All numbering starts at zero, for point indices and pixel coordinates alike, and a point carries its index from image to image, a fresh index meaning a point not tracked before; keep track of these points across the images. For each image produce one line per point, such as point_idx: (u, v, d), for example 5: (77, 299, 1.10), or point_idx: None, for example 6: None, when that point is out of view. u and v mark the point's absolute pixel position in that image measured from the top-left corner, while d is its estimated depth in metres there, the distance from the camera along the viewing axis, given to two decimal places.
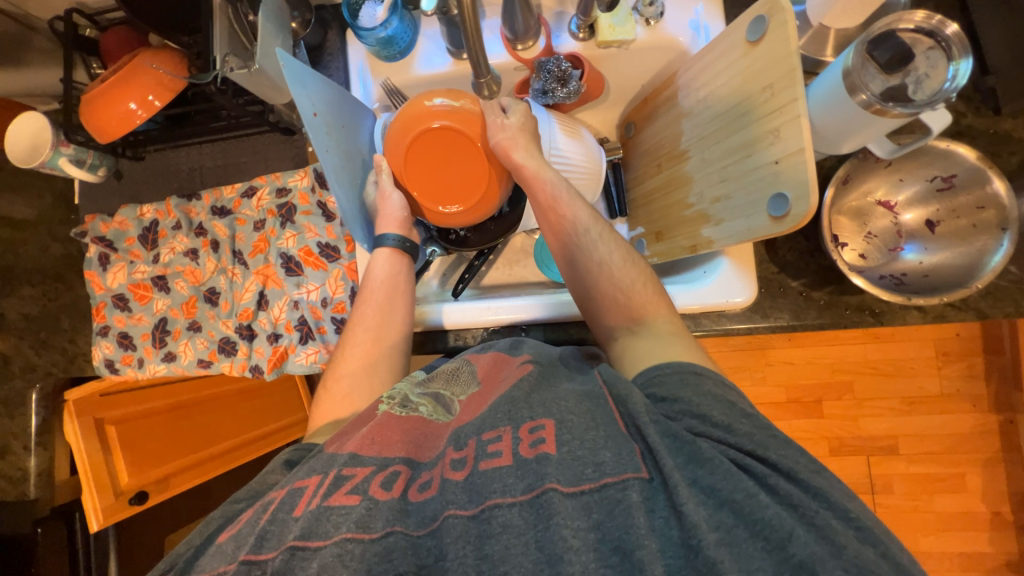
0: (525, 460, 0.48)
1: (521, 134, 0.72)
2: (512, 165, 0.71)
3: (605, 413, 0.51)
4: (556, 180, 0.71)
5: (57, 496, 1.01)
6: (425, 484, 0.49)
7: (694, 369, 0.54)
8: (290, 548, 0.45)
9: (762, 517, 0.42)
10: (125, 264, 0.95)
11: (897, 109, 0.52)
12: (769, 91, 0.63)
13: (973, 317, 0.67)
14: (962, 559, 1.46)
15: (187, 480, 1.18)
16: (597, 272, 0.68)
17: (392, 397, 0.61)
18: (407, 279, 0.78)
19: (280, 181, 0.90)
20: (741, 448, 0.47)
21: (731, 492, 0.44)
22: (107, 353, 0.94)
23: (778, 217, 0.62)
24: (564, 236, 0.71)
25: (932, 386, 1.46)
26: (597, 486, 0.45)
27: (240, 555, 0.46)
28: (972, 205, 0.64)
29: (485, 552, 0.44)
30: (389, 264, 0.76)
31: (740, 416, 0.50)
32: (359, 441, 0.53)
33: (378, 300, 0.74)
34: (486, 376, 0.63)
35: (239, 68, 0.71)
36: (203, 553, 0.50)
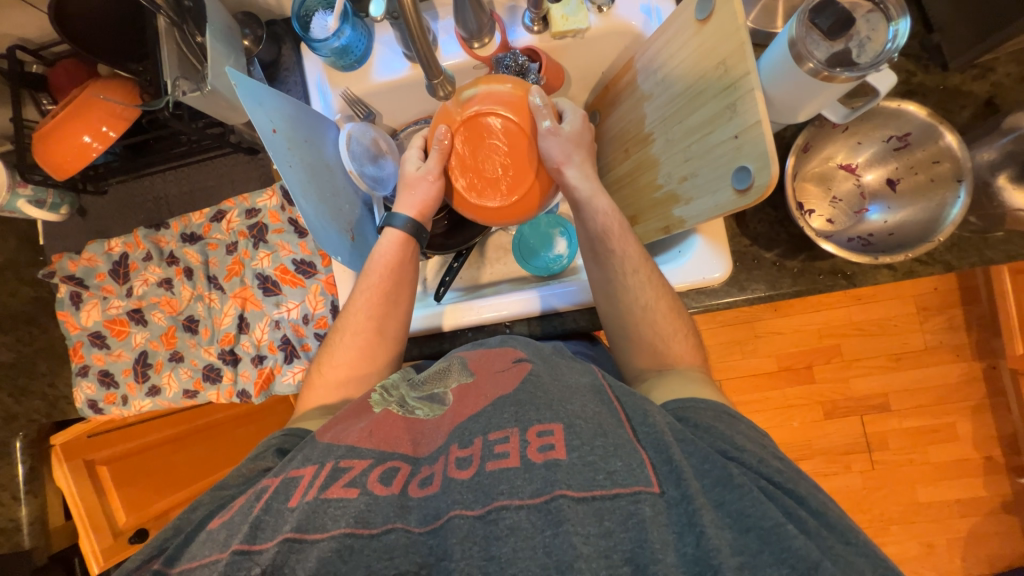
0: (535, 464, 0.48)
1: (575, 153, 0.75)
2: (564, 183, 0.75)
3: (611, 416, 0.53)
4: (610, 211, 0.72)
5: (53, 542, 1.00)
6: (426, 480, 0.49)
7: (728, 411, 0.56)
8: (286, 539, 0.44)
9: (790, 547, 0.42)
10: (97, 301, 0.93)
11: (845, 74, 0.53)
12: (723, 67, 0.63)
13: (940, 270, 0.69)
14: (961, 506, 1.49)
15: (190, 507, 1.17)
16: (640, 316, 0.68)
17: (389, 395, 0.62)
18: (410, 263, 0.75)
19: (248, 203, 0.89)
20: (771, 478, 0.48)
21: (759, 518, 0.44)
22: (90, 394, 0.92)
23: (743, 190, 0.63)
24: (608, 269, 0.71)
25: (916, 341, 1.49)
26: (609, 494, 0.45)
27: (234, 544, 0.46)
28: (928, 160, 0.65)
29: (491, 553, 0.43)
30: (396, 248, 0.74)
31: (772, 455, 0.51)
32: (355, 434, 0.54)
33: (381, 289, 0.71)
34: (478, 367, 0.63)
35: (191, 91, 0.70)
36: (195, 538, 0.50)
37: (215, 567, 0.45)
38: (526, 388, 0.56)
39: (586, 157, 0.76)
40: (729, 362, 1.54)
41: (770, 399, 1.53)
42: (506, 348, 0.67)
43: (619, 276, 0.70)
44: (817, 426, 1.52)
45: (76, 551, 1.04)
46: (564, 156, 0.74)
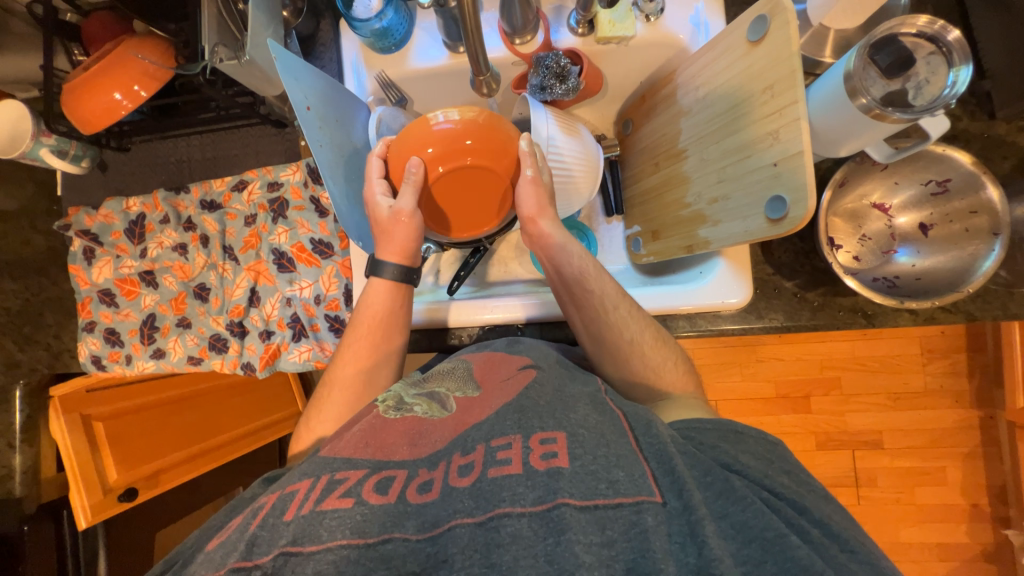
0: (536, 471, 0.47)
1: (547, 201, 0.72)
2: (537, 233, 0.72)
3: (615, 426, 0.53)
4: (582, 254, 0.72)
5: (43, 493, 0.99)
6: (425, 485, 0.49)
7: (735, 428, 0.56)
8: (283, 553, 0.44)
9: (793, 556, 0.42)
10: (110, 258, 0.92)
11: (897, 115, 0.52)
12: (769, 93, 0.62)
13: (962, 319, 0.68)
14: (942, 550, 1.50)
15: (182, 475, 1.16)
16: (629, 352, 0.69)
17: (387, 399, 0.63)
18: (403, 310, 0.74)
19: (271, 175, 0.88)
20: (773, 490, 0.49)
21: (762, 529, 0.44)
22: (94, 349, 0.92)
23: (776, 220, 0.62)
24: (589, 310, 0.70)
25: (917, 383, 1.49)
26: (612, 503, 0.45)
27: (228, 563, 0.44)
28: (965, 210, 0.64)
29: (492, 561, 0.43)
30: (387, 297, 0.72)
31: (779, 471, 0.52)
32: (350, 447, 0.54)
33: (369, 339, 0.71)
34: (484, 380, 0.64)
35: (228, 58, 0.68)
36: (192, 561, 0.48)
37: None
38: (527, 395, 0.57)
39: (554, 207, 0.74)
40: (728, 383, 1.53)
41: (765, 425, 1.53)
42: (512, 355, 0.68)
43: (600, 319, 0.69)
44: (809, 456, 1.52)
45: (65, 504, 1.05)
46: (536, 207, 0.71)
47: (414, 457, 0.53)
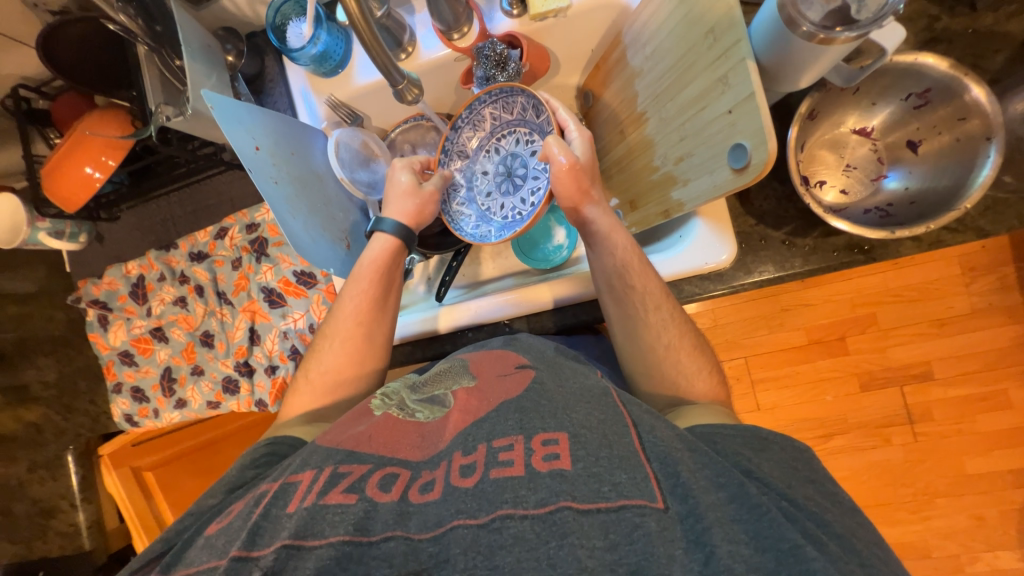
0: (540, 473, 0.47)
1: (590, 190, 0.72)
2: (582, 222, 0.73)
3: (617, 424, 0.52)
4: (629, 245, 0.70)
5: (111, 543, 1.09)
6: (427, 485, 0.50)
7: (762, 435, 0.54)
8: (284, 547, 0.45)
9: (812, 569, 0.41)
10: (122, 321, 0.98)
11: (845, 35, 0.47)
12: (712, 37, 0.59)
13: (973, 238, 0.62)
14: (1014, 477, 1.40)
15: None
16: (664, 356, 0.67)
17: (389, 398, 0.63)
18: (399, 269, 0.76)
19: (248, 218, 0.91)
20: (794, 501, 0.48)
21: (777, 540, 0.43)
22: (125, 408, 0.98)
23: (740, 169, 0.58)
24: (629, 308, 0.69)
25: (961, 305, 1.39)
26: (614, 506, 0.45)
27: (231, 551, 0.46)
28: (952, 117, 0.58)
29: (495, 562, 0.43)
30: (384, 249, 0.74)
31: (802, 480, 0.51)
32: (354, 439, 0.55)
33: (369, 294, 0.72)
34: (480, 371, 0.65)
35: (174, 116, 0.71)
36: (190, 546, 0.50)
37: (214, 573, 0.45)
38: (530, 395, 0.56)
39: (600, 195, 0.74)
40: (753, 338, 1.48)
41: (800, 373, 1.47)
42: (508, 353, 0.68)
43: (641, 315, 0.68)
44: (851, 400, 1.45)
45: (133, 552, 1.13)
46: (580, 196, 0.71)
47: (420, 459, 0.53)
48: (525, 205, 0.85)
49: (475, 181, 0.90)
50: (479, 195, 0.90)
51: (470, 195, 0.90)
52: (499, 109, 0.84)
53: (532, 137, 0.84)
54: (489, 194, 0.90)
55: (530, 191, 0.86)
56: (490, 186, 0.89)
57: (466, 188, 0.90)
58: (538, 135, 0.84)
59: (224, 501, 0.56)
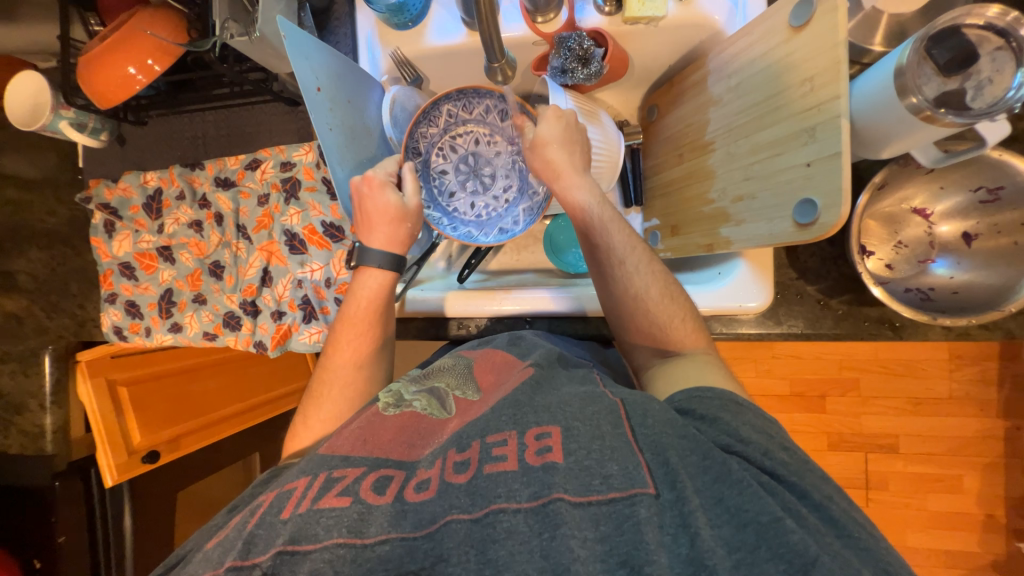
0: (531, 467, 0.46)
1: (565, 141, 0.71)
2: (547, 172, 0.72)
3: (611, 415, 0.51)
4: (591, 197, 0.69)
5: (73, 451, 1.06)
6: (423, 484, 0.47)
7: (736, 399, 0.55)
8: (279, 553, 0.42)
9: (787, 541, 0.40)
10: (130, 232, 0.94)
11: (949, 118, 0.47)
12: (808, 85, 0.57)
13: (1000, 337, 0.64)
14: (948, 556, 1.47)
15: (230, 423, 1.29)
16: (633, 307, 0.66)
17: (388, 394, 0.60)
18: (391, 307, 0.73)
19: (284, 155, 0.88)
20: (773, 472, 0.47)
21: (757, 513, 0.42)
22: (115, 320, 0.95)
23: (804, 225, 0.58)
24: (597, 259, 0.69)
25: (941, 389, 1.43)
26: (605, 498, 0.44)
27: (226, 561, 0.43)
28: (1017, 223, 0.59)
29: (488, 557, 0.42)
30: (378, 285, 0.71)
31: (779, 446, 0.50)
32: (349, 444, 0.52)
33: (368, 334, 0.69)
34: (485, 385, 0.61)
35: (239, 34, 0.67)
36: (190, 561, 0.48)
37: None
38: (519, 390, 0.56)
39: (578, 152, 0.72)
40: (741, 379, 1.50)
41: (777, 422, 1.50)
42: (509, 356, 0.67)
43: (607, 270, 0.68)
44: (819, 456, 1.49)
45: (93, 463, 1.10)
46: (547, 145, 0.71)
47: (418, 460, 0.51)
48: (500, 203, 0.87)
49: (438, 180, 0.85)
50: (443, 196, 0.86)
51: (433, 196, 0.85)
52: (458, 106, 0.82)
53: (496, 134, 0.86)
54: (451, 195, 0.87)
55: (501, 188, 0.88)
56: (455, 185, 0.86)
57: (427, 189, 0.84)
58: (500, 136, 0.86)
59: (226, 520, 0.54)
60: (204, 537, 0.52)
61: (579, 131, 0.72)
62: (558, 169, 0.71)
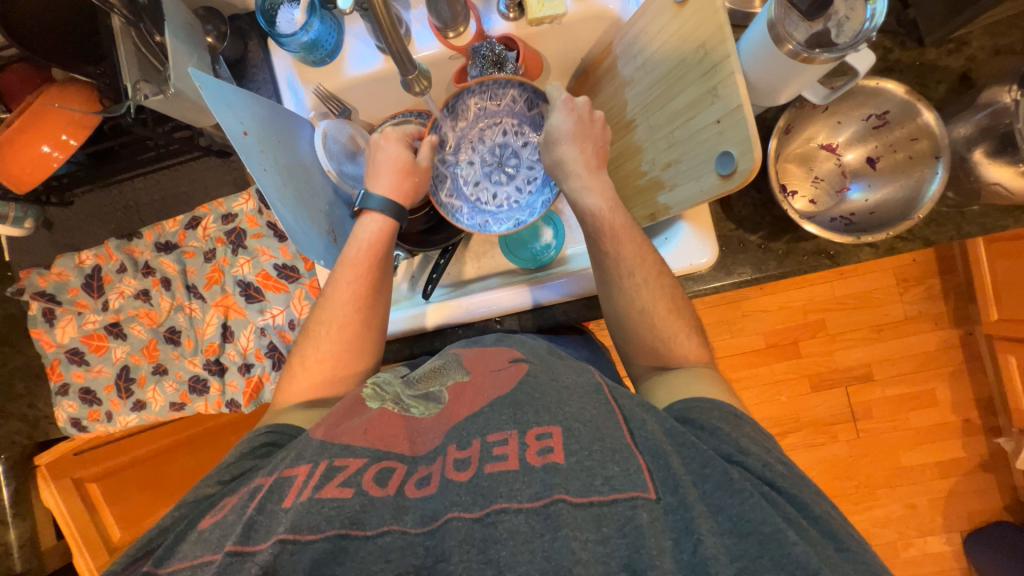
0: (533, 467, 0.45)
1: (580, 141, 0.72)
2: (563, 175, 0.74)
3: (609, 417, 0.50)
4: (604, 203, 0.70)
5: (47, 563, 0.99)
6: (424, 479, 0.47)
7: (735, 411, 0.53)
8: (280, 540, 0.41)
9: (790, 554, 0.40)
10: (72, 316, 0.91)
11: (823, 56, 0.52)
12: (703, 51, 0.63)
13: (920, 245, 0.70)
14: (941, 467, 1.55)
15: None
16: (638, 320, 0.66)
17: (383, 394, 0.59)
18: (393, 251, 0.73)
19: (224, 208, 0.87)
20: (773, 483, 0.47)
21: (759, 523, 0.42)
22: (71, 412, 0.90)
23: (728, 174, 0.62)
24: (605, 272, 0.69)
25: (896, 312, 1.53)
26: (607, 499, 0.44)
27: (227, 546, 0.43)
28: (907, 138, 0.66)
29: (490, 556, 0.41)
30: (377, 232, 0.71)
31: (776, 459, 0.49)
32: (349, 433, 0.51)
33: (365, 282, 0.68)
34: (474, 366, 0.61)
35: (153, 94, 0.67)
36: (184, 539, 0.47)
37: (208, 569, 0.42)
38: (523, 386, 0.54)
39: (591, 151, 0.73)
40: (718, 342, 1.55)
41: (758, 375, 1.56)
42: (502, 350, 0.65)
43: (616, 278, 0.68)
44: (804, 400, 1.55)
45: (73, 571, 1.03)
46: (560, 150, 0.73)
47: (416, 454, 0.50)
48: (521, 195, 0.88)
49: (463, 170, 0.88)
50: (466, 185, 0.89)
51: (456, 185, 0.88)
52: (485, 100, 0.84)
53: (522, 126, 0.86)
54: (475, 184, 0.89)
55: (524, 180, 0.88)
56: (478, 175, 0.88)
57: (451, 178, 0.88)
58: (527, 127, 0.87)
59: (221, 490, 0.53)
60: (199, 509, 0.51)
61: (592, 124, 0.73)
62: (572, 168, 0.72)
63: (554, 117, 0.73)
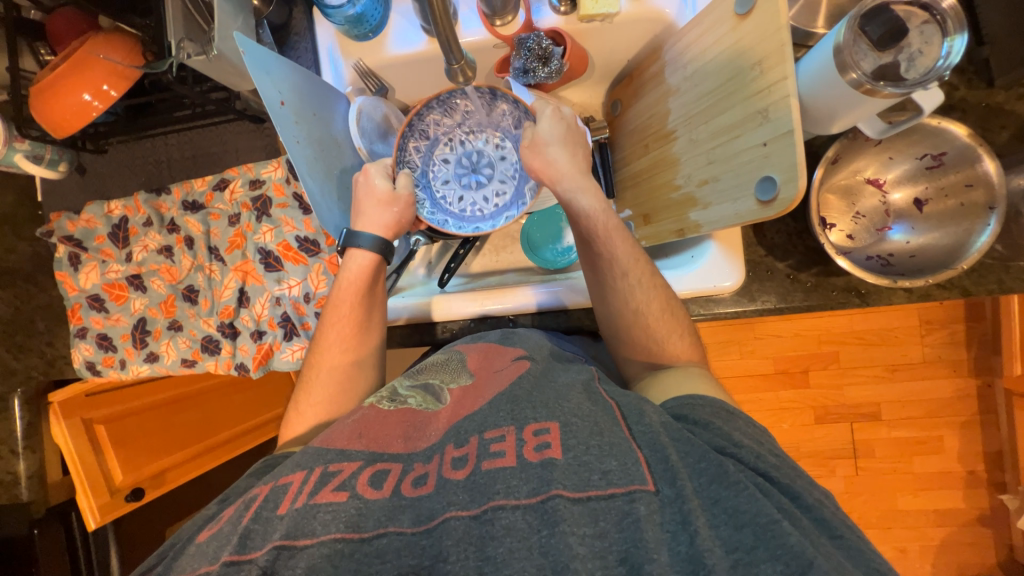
0: (530, 463, 0.45)
1: (567, 146, 0.72)
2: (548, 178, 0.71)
3: (607, 414, 0.49)
4: (593, 207, 0.68)
5: (49, 498, 1.03)
6: (420, 479, 0.46)
7: (728, 407, 0.52)
8: (275, 547, 0.42)
9: (785, 543, 0.39)
10: (96, 263, 0.93)
11: (888, 89, 0.50)
12: (758, 68, 0.60)
13: (957, 295, 0.67)
14: (937, 516, 1.52)
15: (245, 434, 1.33)
16: (632, 321, 0.65)
17: (380, 391, 0.60)
18: (382, 288, 0.73)
19: (253, 173, 0.88)
20: (766, 474, 0.46)
21: (755, 514, 0.41)
22: (88, 355, 0.93)
23: (766, 201, 0.60)
24: (597, 271, 0.68)
25: (915, 355, 1.49)
26: (604, 494, 0.43)
27: (223, 557, 0.43)
28: (961, 184, 0.63)
29: (487, 553, 0.41)
30: (363, 270, 0.70)
31: (768, 452, 0.48)
32: (343, 437, 0.51)
33: (350, 320, 0.69)
34: (479, 368, 0.61)
35: (196, 54, 0.67)
36: (183, 554, 0.47)
37: None
38: (519, 384, 0.54)
39: (580, 155, 0.73)
40: (726, 362, 1.53)
41: (763, 400, 1.54)
42: (507, 348, 0.65)
43: (608, 280, 0.67)
44: (806, 430, 1.53)
45: (73, 507, 1.08)
46: (549, 151, 0.71)
47: (410, 451, 0.50)
48: (487, 204, 0.86)
49: (436, 163, 0.85)
50: (435, 179, 0.85)
51: (425, 177, 0.84)
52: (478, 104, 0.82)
53: (500, 139, 0.86)
54: (444, 182, 0.86)
55: (494, 191, 0.87)
56: (450, 175, 0.86)
57: (421, 169, 0.84)
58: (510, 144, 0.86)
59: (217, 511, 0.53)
60: (196, 525, 0.51)
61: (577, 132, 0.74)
62: (560, 170, 0.71)
63: (544, 121, 0.73)
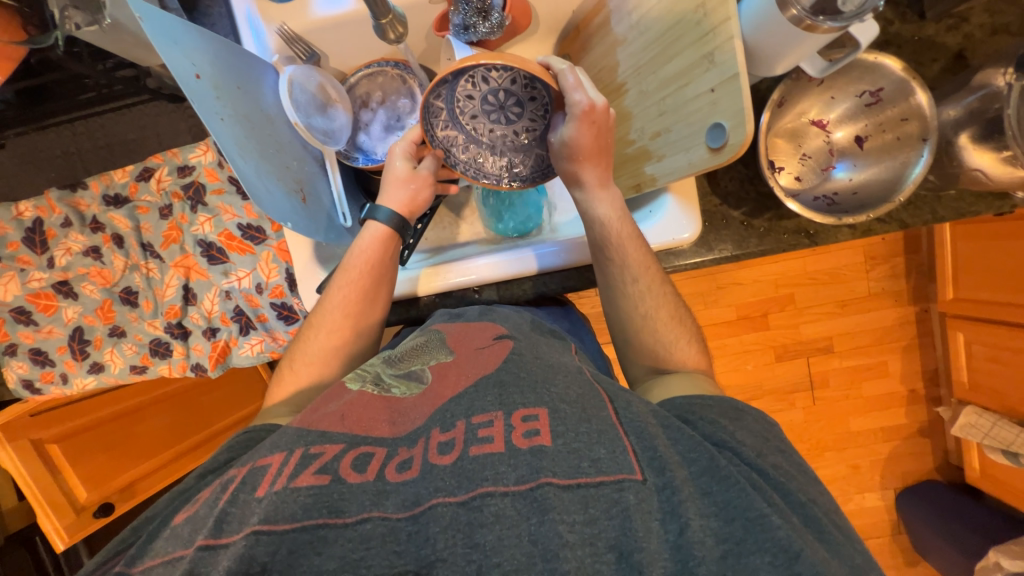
0: (519, 450, 0.44)
1: (595, 152, 0.64)
2: (568, 180, 0.68)
3: (594, 398, 0.51)
4: (609, 215, 0.67)
5: (9, 523, 1.08)
6: (404, 463, 0.45)
7: (736, 406, 0.54)
8: (253, 532, 0.39)
9: (772, 536, 0.40)
10: (14, 273, 0.84)
11: (828, 24, 0.50)
12: (701, 11, 0.58)
13: (895, 228, 0.71)
14: (885, 432, 1.67)
15: (226, 432, 1.28)
16: (641, 325, 0.66)
17: (364, 375, 0.58)
18: (393, 261, 0.71)
19: (179, 159, 0.83)
20: (762, 470, 0.47)
21: (745, 509, 0.42)
22: (21, 373, 0.85)
23: (717, 148, 0.60)
24: (607, 277, 0.68)
25: (861, 289, 1.58)
26: (594, 481, 0.43)
27: (198, 540, 0.41)
28: (897, 118, 0.66)
29: (475, 541, 0.39)
30: (378, 244, 0.69)
31: (774, 450, 0.51)
32: (327, 419, 0.49)
33: (359, 285, 0.67)
34: (458, 345, 0.61)
35: (86, 24, 0.63)
36: (157, 536, 0.45)
37: (178, 564, 0.40)
38: (509, 367, 0.53)
39: (605, 165, 0.66)
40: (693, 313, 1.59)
41: (728, 345, 1.61)
42: (487, 325, 0.65)
43: (619, 285, 0.67)
44: (769, 368, 1.62)
45: (37, 531, 1.11)
46: (574, 156, 0.65)
47: (394, 436, 0.48)
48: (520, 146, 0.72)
49: (460, 98, 0.68)
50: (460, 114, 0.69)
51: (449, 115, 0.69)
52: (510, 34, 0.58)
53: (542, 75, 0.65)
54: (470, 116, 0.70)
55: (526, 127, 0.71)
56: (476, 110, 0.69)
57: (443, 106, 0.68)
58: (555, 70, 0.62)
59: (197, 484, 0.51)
60: (172, 507, 0.49)
61: (607, 130, 0.64)
62: (584, 180, 0.67)
63: (567, 129, 0.62)
